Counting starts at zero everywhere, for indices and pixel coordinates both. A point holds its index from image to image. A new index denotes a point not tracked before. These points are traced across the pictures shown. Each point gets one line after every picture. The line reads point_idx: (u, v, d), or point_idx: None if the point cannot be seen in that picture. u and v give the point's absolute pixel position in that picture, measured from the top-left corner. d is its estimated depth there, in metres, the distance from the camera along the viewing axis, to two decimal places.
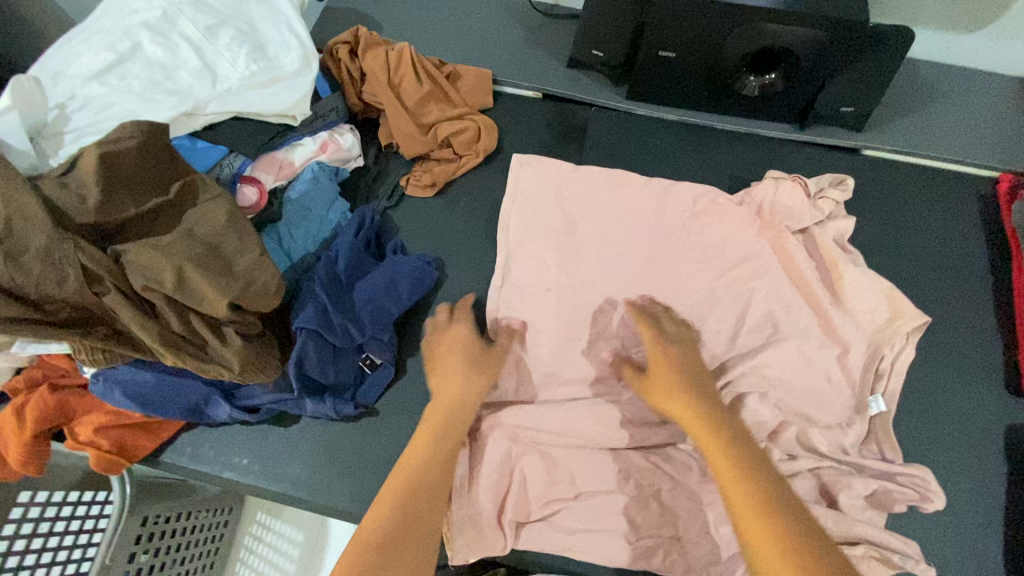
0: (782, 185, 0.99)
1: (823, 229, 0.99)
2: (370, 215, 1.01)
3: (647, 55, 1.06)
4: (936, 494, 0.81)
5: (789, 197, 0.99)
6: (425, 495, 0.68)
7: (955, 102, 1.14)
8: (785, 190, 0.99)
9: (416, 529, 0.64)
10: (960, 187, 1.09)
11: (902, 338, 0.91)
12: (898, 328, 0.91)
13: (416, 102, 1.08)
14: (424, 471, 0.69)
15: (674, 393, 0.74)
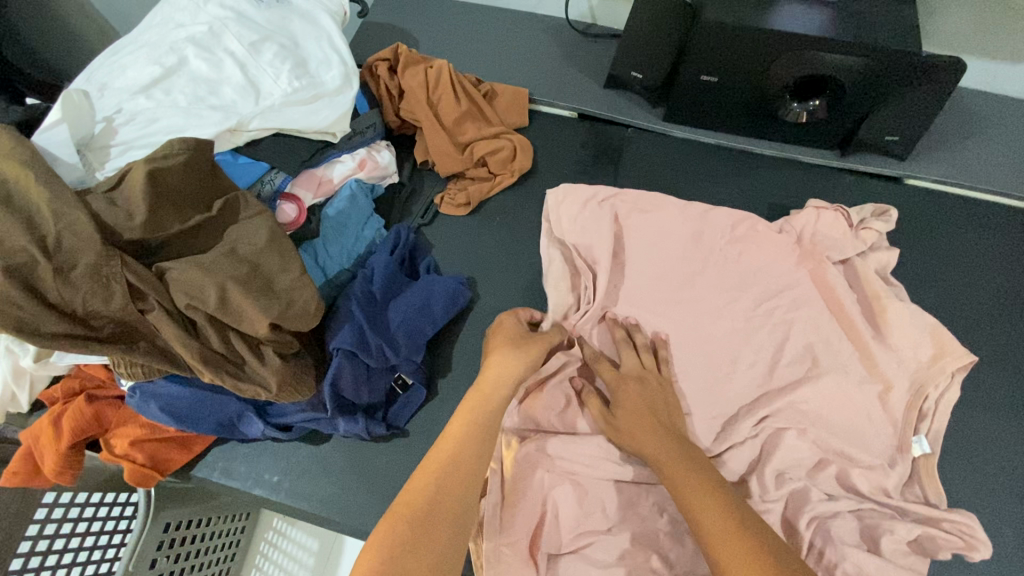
0: (824, 214, 0.98)
1: (865, 260, 0.96)
2: (404, 234, 1.02)
3: (689, 79, 1.05)
4: (983, 543, 0.78)
5: (831, 226, 0.97)
6: (450, 494, 0.63)
7: (1003, 133, 1.11)
8: (827, 219, 0.97)
9: (441, 527, 0.60)
10: (1005, 221, 1.06)
11: (947, 378, 0.88)
12: (942, 367, 0.87)
13: (454, 121, 1.08)
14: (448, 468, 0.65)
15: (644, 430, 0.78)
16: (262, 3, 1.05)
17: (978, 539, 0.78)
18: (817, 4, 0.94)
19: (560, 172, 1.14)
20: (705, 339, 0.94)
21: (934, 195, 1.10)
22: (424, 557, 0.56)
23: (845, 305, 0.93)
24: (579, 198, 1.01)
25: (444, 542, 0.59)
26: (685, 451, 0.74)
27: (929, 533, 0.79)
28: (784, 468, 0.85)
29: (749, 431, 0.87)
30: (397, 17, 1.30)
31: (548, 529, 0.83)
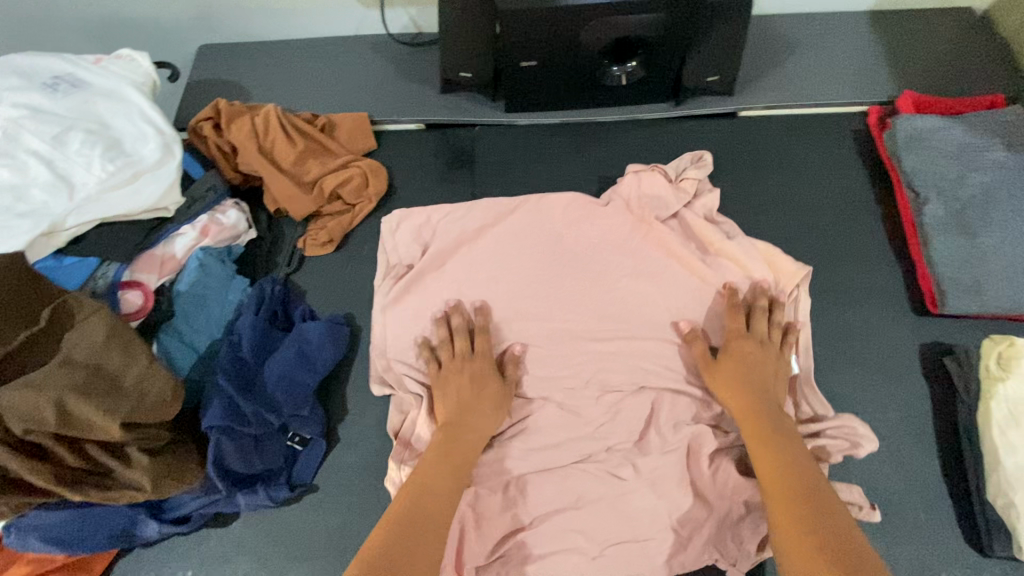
0: (644, 177, 1.00)
1: (692, 211, 1.00)
2: (268, 288, 1.00)
3: (512, 67, 1.06)
4: (866, 439, 0.83)
5: (646, 186, 0.99)
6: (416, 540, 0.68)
7: (812, 48, 1.18)
8: (648, 180, 0.99)
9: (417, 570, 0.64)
10: (832, 129, 1.13)
11: (792, 294, 0.95)
12: (782, 287, 0.94)
13: (293, 163, 1.05)
14: (423, 518, 0.71)
15: (748, 395, 0.83)
16: (57, 91, 0.98)
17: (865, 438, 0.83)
18: None
19: (418, 185, 1.13)
20: (586, 317, 0.95)
21: (769, 120, 1.15)
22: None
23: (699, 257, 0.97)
24: (426, 219, 1.03)
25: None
26: (764, 412, 0.81)
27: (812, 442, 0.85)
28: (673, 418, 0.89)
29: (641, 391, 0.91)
30: (220, 69, 1.26)
31: (468, 542, 0.84)
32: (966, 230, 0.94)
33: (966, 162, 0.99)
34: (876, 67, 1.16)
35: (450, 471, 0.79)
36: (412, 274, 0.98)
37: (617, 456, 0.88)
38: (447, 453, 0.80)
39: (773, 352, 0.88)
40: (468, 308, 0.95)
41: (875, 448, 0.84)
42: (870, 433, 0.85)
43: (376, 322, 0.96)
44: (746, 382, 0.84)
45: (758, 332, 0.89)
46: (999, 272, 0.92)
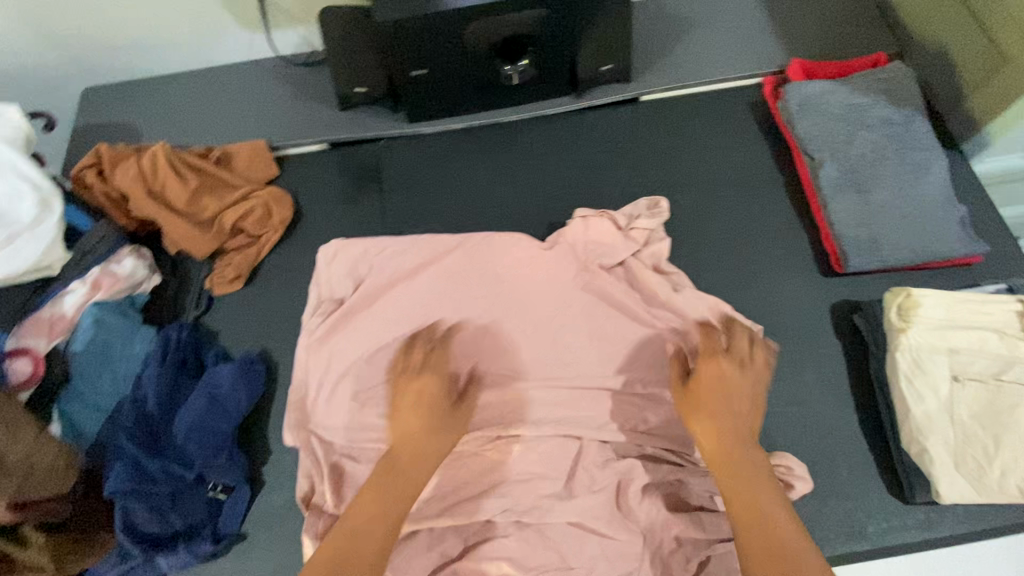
0: (591, 223, 0.98)
1: (640, 257, 0.98)
2: (173, 334, 0.95)
3: (403, 77, 1.04)
4: (797, 479, 0.80)
5: (593, 227, 0.98)
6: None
7: (704, 25, 1.19)
8: (593, 228, 0.98)
9: None
10: (732, 103, 1.15)
11: None
12: None
13: (188, 202, 1.01)
14: (349, 549, 0.68)
15: (708, 420, 0.74)
16: None
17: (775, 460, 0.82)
18: None
19: (325, 208, 1.10)
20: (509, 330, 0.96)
21: (671, 100, 1.16)
22: None
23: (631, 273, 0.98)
24: (357, 255, 1.02)
25: None
26: (729, 445, 0.72)
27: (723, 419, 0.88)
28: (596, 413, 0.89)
29: (563, 389, 0.91)
30: (105, 111, 1.20)
31: (402, 570, 0.82)
32: (860, 187, 0.97)
33: (857, 122, 1.01)
34: (767, 37, 1.17)
35: (380, 498, 0.73)
36: (339, 312, 0.98)
37: (546, 459, 0.87)
38: (393, 498, 0.73)
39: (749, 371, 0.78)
40: (396, 339, 0.96)
41: (809, 489, 0.81)
42: (805, 474, 0.82)
43: (299, 360, 0.96)
44: (710, 414, 0.74)
45: (736, 352, 0.80)
46: (894, 224, 0.94)
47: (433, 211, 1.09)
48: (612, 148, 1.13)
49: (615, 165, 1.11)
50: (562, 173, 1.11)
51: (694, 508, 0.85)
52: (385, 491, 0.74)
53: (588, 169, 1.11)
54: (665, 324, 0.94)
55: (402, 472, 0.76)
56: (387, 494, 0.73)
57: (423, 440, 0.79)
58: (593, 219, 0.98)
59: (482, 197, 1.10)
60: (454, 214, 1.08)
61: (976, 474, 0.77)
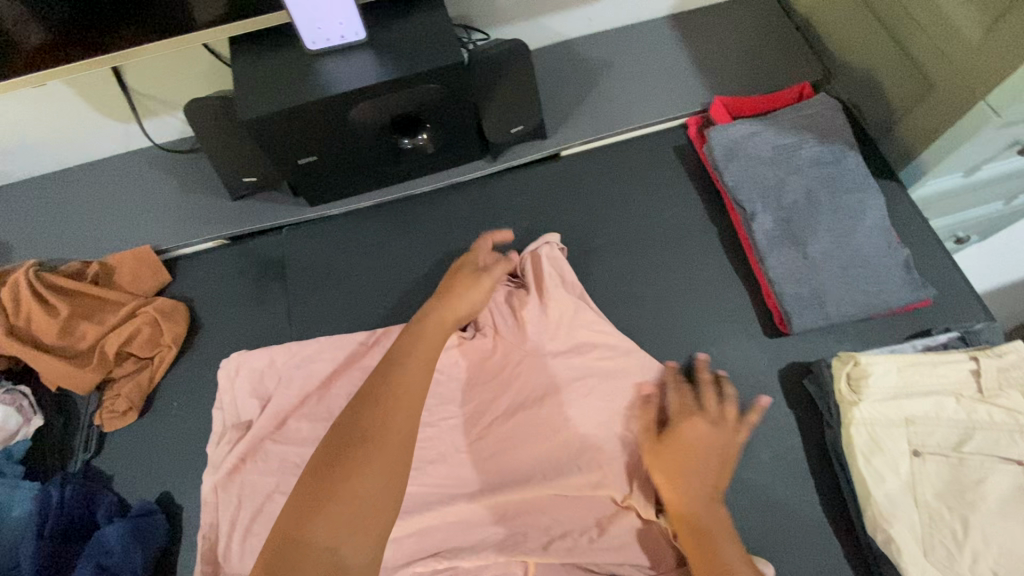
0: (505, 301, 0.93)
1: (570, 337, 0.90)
2: (54, 495, 0.83)
3: (290, 167, 0.94)
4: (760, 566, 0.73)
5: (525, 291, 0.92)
6: (345, 459, 0.60)
7: (619, 69, 1.12)
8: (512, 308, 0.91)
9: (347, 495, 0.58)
10: (656, 149, 1.07)
11: None
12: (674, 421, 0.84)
13: (60, 334, 0.90)
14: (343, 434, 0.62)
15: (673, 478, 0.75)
16: None
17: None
18: (359, 50, 0.86)
19: (225, 314, 0.99)
20: (438, 437, 0.87)
21: (593, 153, 1.08)
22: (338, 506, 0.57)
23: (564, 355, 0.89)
24: (262, 366, 0.91)
25: (332, 519, 0.57)
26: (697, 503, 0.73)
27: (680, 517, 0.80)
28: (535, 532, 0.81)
29: (499, 501, 0.82)
30: None
31: None
32: (796, 239, 0.90)
33: (785, 166, 0.95)
34: (686, 76, 1.11)
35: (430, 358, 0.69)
36: (243, 440, 0.86)
37: None
38: (398, 398, 0.64)
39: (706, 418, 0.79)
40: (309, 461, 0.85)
41: None
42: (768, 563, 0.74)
43: (205, 501, 0.84)
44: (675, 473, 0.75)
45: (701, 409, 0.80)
46: (835, 277, 0.88)
47: (346, 305, 0.99)
48: (534, 213, 1.04)
49: (539, 231, 1.03)
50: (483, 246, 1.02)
51: None
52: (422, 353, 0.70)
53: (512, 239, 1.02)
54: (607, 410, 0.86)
55: (385, 375, 0.66)
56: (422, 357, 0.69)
57: (410, 346, 0.70)
58: (528, 288, 0.92)
59: (398, 282, 1.00)
60: (369, 306, 0.98)
61: (947, 563, 0.70)
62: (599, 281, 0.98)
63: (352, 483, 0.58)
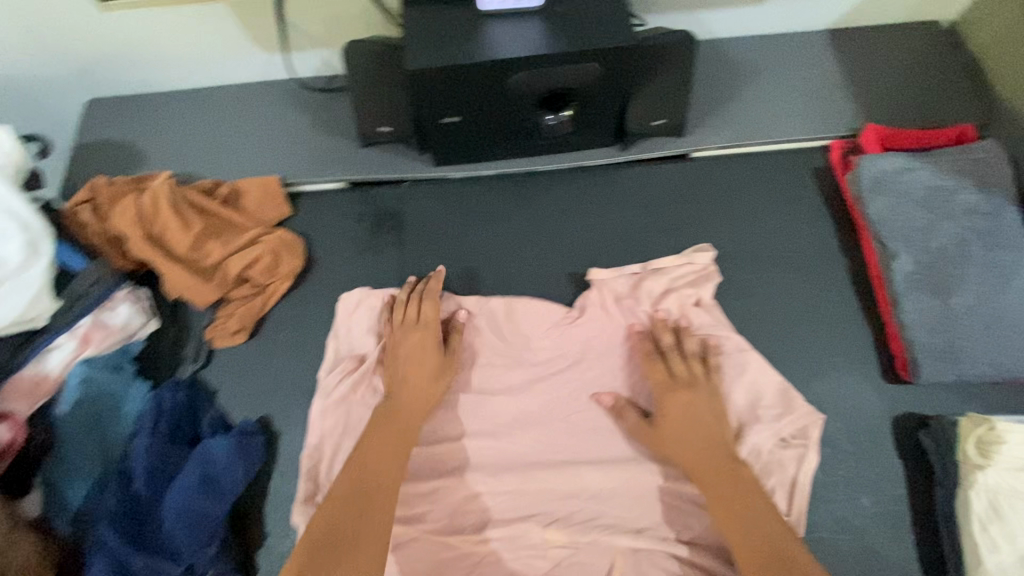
0: (643, 279, 0.91)
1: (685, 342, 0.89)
2: (167, 395, 0.87)
3: (433, 124, 0.94)
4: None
5: (621, 286, 0.91)
6: (353, 518, 0.73)
7: (768, 76, 1.08)
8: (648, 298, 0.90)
9: (352, 556, 0.70)
10: (793, 166, 1.03)
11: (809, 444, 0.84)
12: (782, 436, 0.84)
13: (188, 247, 0.93)
14: (358, 500, 0.74)
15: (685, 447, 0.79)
16: None
17: (803, 517, 0.81)
18: (528, 18, 0.85)
19: (340, 256, 1.01)
20: (541, 416, 0.86)
21: (727, 160, 1.04)
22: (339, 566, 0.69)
23: None
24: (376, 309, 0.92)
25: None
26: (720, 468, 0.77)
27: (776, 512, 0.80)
28: (620, 528, 0.80)
29: (596, 487, 0.82)
30: (112, 133, 1.12)
31: None
32: (937, 288, 0.87)
33: (935, 210, 0.91)
34: (835, 97, 1.06)
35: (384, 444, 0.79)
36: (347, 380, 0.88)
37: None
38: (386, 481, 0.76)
39: (704, 392, 0.82)
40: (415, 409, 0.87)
41: None
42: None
43: (313, 424, 0.86)
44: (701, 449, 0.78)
45: (681, 376, 0.83)
46: (972, 334, 0.85)
47: (457, 270, 0.99)
48: (656, 210, 1.01)
49: (660, 229, 1.00)
50: (601, 234, 1.00)
51: None
52: (391, 438, 0.79)
53: (630, 232, 1.00)
54: None
55: (355, 471, 0.76)
56: (391, 443, 0.79)
57: (366, 446, 0.78)
58: (663, 269, 0.91)
59: (511, 256, 1.00)
60: (479, 275, 0.99)
61: None
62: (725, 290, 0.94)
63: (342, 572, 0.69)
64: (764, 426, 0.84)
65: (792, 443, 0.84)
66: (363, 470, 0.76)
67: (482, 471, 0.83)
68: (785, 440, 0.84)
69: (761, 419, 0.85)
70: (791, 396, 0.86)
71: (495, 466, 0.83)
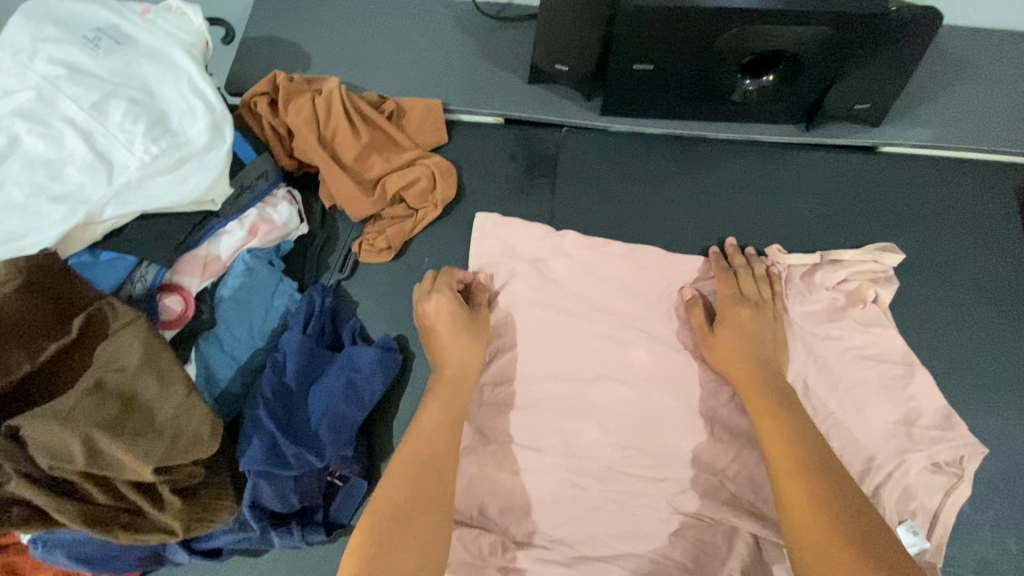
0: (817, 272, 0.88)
1: (844, 345, 0.85)
2: (318, 298, 0.89)
3: (621, 70, 0.89)
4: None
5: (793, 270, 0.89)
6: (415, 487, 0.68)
7: (987, 75, 0.97)
8: (813, 294, 0.87)
9: (416, 527, 0.66)
10: (994, 180, 0.94)
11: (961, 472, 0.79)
12: (936, 461, 0.79)
13: (355, 157, 0.93)
14: (423, 469, 0.70)
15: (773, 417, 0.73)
16: (100, 48, 0.85)
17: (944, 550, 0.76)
18: None
19: (490, 192, 0.99)
20: (680, 390, 0.85)
21: (918, 161, 0.96)
22: (402, 541, 0.64)
23: (831, 358, 0.84)
24: (526, 253, 0.92)
25: (404, 551, 0.63)
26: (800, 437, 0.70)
27: (908, 522, 0.77)
28: (743, 509, 0.78)
29: (728, 471, 0.81)
30: (278, 25, 1.11)
31: None
32: None
33: None
34: None
35: (448, 412, 0.77)
36: (494, 313, 0.89)
37: (680, 546, 0.78)
38: (443, 458, 0.72)
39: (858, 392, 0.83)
40: (554, 358, 0.87)
41: None
42: None
43: None
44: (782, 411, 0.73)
45: (749, 296, 0.84)
46: None
47: (607, 226, 0.96)
48: (832, 201, 0.94)
49: (834, 221, 0.93)
50: (765, 217, 0.94)
51: None
52: (447, 401, 0.77)
53: (799, 221, 0.94)
54: (861, 432, 0.81)
55: (414, 440, 0.73)
56: (445, 408, 0.77)
57: (429, 414, 0.76)
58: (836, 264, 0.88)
59: (667, 223, 0.95)
60: (631, 234, 0.95)
61: None
62: (897, 299, 0.89)
63: (408, 549, 0.64)
64: (919, 447, 0.80)
65: (946, 470, 0.79)
66: (428, 444, 0.73)
67: (614, 430, 0.83)
68: (938, 466, 0.80)
69: (916, 438, 0.80)
70: (952, 419, 0.81)
71: (626, 427, 0.83)
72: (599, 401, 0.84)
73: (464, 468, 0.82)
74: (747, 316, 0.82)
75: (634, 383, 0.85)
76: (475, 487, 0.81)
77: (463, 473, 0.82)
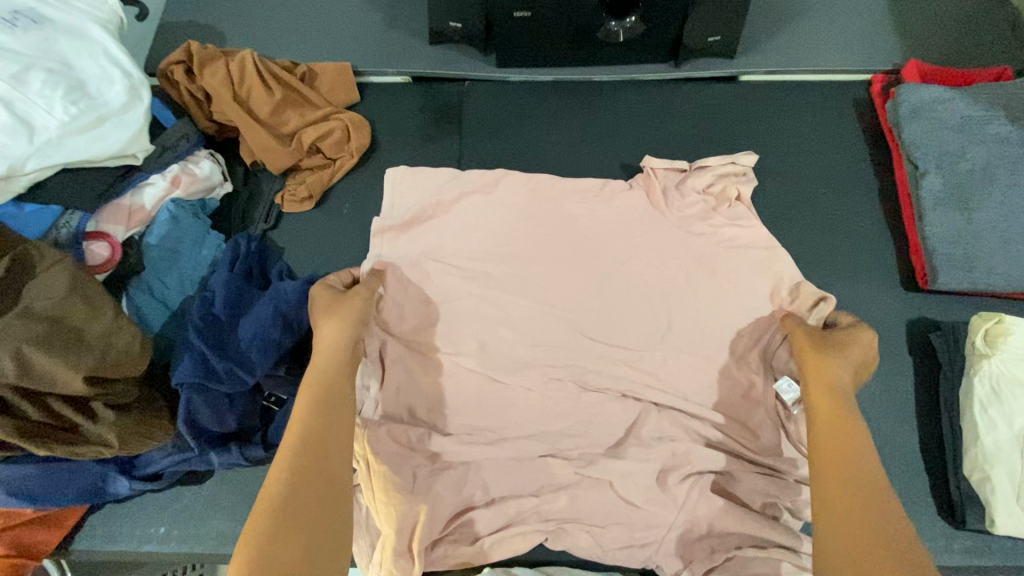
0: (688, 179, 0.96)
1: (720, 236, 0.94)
2: (243, 244, 0.94)
3: (505, 21, 1.01)
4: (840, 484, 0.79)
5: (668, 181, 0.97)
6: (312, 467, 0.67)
7: (819, 10, 1.14)
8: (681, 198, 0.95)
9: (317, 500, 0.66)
10: (835, 96, 1.10)
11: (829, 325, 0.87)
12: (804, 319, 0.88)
13: (271, 112, 1.01)
14: (319, 443, 0.69)
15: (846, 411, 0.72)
16: (18, 27, 0.89)
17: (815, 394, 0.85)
18: None
19: (402, 141, 1.08)
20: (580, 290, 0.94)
21: (770, 85, 1.11)
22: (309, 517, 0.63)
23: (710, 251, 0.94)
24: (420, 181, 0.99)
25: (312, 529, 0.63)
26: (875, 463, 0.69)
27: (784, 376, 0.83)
28: (643, 383, 0.88)
29: (627, 355, 0.90)
30: (194, 11, 1.18)
31: (429, 507, 0.81)
32: (963, 206, 0.93)
33: (969, 135, 0.96)
34: (882, 34, 1.12)
35: (325, 384, 0.75)
36: (404, 241, 0.95)
37: (593, 421, 0.87)
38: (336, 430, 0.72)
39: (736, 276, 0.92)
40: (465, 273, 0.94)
41: None
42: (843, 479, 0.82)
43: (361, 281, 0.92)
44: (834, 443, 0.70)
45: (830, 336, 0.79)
46: (993, 246, 0.91)
47: (509, 161, 1.06)
48: (704, 124, 1.08)
49: (705, 139, 1.06)
50: (648, 142, 1.07)
51: (740, 499, 0.84)
52: (328, 375, 0.75)
53: (678, 142, 1.06)
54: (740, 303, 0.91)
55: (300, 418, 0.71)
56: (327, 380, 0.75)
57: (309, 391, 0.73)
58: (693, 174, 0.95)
59: (564, 155, 1.06)
60: (531, 167, 1.06)
61: None
62: (764, 198, 1.02)
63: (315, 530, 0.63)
64: None
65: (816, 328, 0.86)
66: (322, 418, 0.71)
67: (526, 331, 0.91)
68: None
69: None
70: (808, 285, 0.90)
71: (536, 327, 0.91)
72: (510, 307, 0.93)
73: (393, 377, 0.89)
74: (827, 365, 0.76)
75: (541, 289, 0.94)
76: (404, 395, 0.88)
77: (391, 380, 0.88)
